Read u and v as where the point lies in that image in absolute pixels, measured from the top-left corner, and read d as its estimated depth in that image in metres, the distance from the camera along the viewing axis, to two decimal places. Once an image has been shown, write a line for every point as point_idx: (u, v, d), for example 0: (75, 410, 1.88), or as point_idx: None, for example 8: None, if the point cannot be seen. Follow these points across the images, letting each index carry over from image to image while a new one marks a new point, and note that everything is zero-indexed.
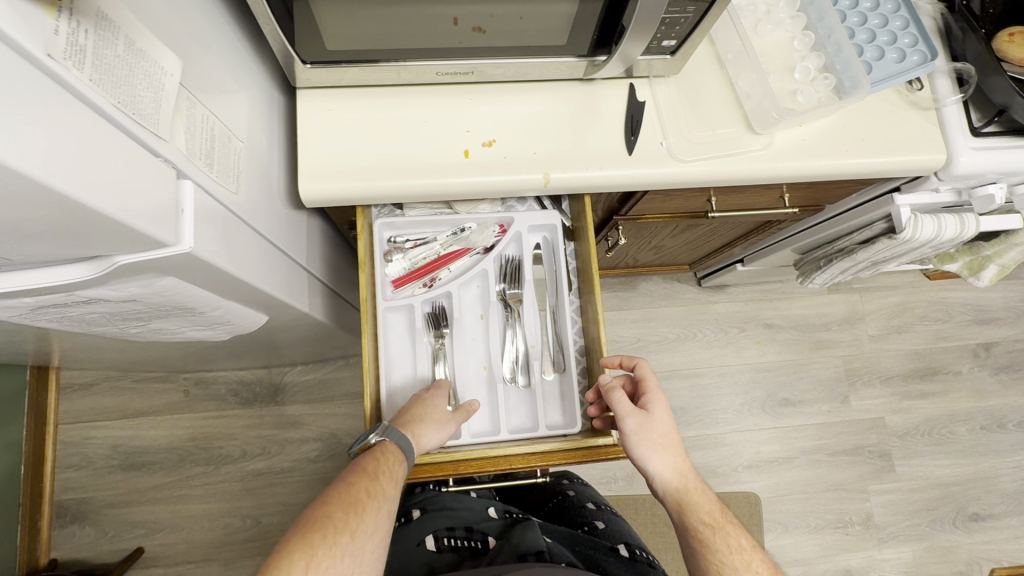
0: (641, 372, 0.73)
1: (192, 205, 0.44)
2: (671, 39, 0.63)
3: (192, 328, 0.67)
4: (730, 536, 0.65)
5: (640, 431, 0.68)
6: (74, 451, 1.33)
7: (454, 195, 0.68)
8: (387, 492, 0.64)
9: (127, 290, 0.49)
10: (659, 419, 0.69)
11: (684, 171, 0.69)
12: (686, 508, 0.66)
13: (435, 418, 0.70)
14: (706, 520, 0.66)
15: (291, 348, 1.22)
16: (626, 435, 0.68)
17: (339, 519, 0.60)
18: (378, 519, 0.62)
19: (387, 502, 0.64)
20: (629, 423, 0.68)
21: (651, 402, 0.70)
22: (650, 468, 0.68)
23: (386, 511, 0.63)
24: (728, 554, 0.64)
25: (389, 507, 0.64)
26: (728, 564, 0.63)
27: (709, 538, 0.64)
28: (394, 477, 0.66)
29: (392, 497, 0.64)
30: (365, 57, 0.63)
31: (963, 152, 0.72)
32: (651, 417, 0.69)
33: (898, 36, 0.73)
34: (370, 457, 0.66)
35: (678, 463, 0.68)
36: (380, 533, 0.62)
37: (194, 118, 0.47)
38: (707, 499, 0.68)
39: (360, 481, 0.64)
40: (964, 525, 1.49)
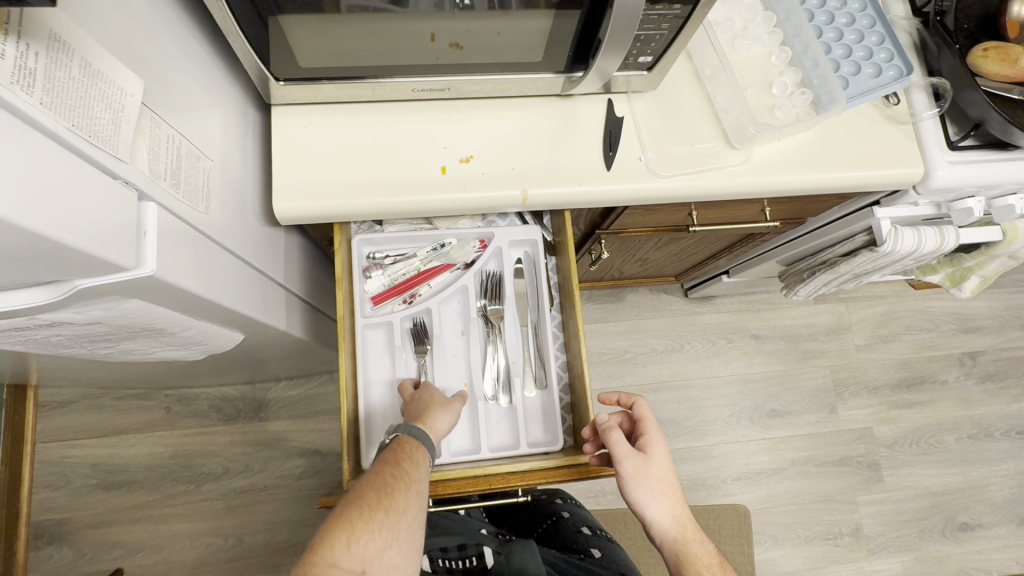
0: (641, 410, 0.70)
1: (155, 227, 0.44)
2: (647, 55, 0.63)
3: (165, 348, 0.65)
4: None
5: (638, 476, 0.66)
6: (51, 470, 1.30)
7: (431, 211, 0.67)
8: (414, 472, 0.62)
9: (91, 313, 0.48)
10: (659, 464, 0.67)
11: (663, 186, 0.69)
12: (684, 559, 0.64)
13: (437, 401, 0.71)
14: (704, 574, 0.63)
15: (274, 364, 1.21)
16: (623, 478, 0.66)
17: (371, 502, 0.58)
18: (411, 498, 0.60)
19: (417, 482, 0.62)
20: (626, 466, 0.65)
21: (651, 444, 0.68)
22: (648, 514, 0.66)
23: (418, 490, 0.61)
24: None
25: (420, 487, 0.62)
26: None
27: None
28: (421, 459, 0.64)
29: (422, 477, 0.62)
30: (339, 74, 0.62)
31: (940, 166, 0.73)
32: (650, 461, 0.67)
33: (874, 52, 0.74)
34: (394, 445, 0.64)
35: (677, 511, 0.66)
36: (415, 511, 0.60)
37: (158, 138, 0.46)
38: (706, 551, 0.65)
39: (388, 465, 0.62)
40: (953, 535, 1.48)
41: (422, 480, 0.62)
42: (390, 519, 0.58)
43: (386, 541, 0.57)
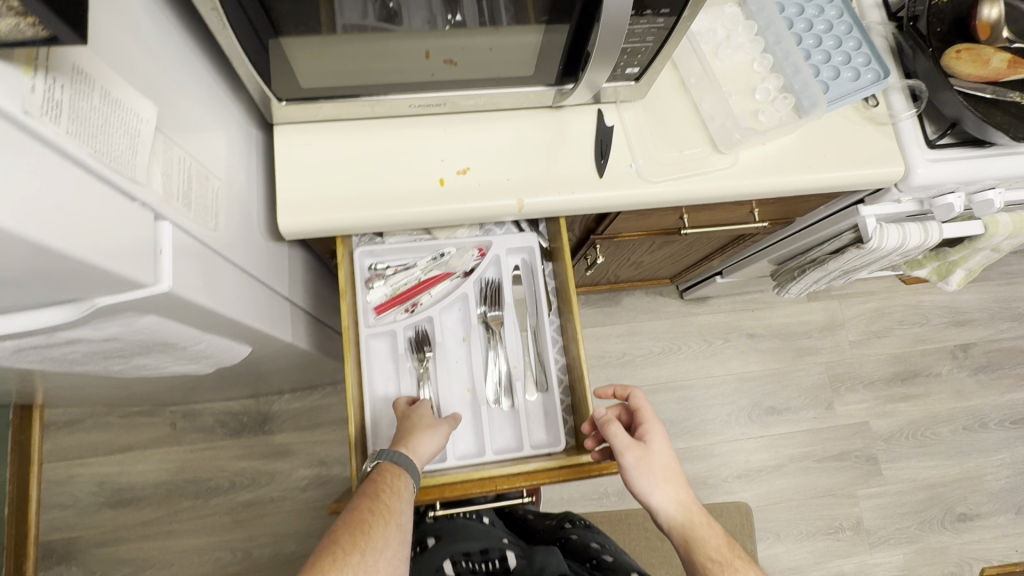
0: (639, 402, 0.73)
1: (170, 245, 0.46)
2: (634, 66, 0.66)
3: (175, 363, 0.67)
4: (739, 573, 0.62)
5: (639, 465, 0.68)
6: (58, 490, 1.31)
7: (431, 222, 0.69)
8: (395, 505, 0.64)
9: (108, 329, 0.50)
10: (659, 451, 0.69)
11: (654, 191, 0.71)
12: (692, 542, 0.65)
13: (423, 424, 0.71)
14: (713, 555, 0.64)
15: (277, 377, 1.22)
16: (625, 467, 0.68)
17: (351, 541, 0.60)
18: (390, 533, 0.62)
19: (398, 516, 0.63)
20: (627, 455, 0.68)
21: (651, 433, 0.70)
22: (653, 502, 0.67)
23: (398, 525, 0.63)
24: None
25: (401, 521, 0.63)
26: None
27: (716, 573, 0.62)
28: (402, 493, 0.65)
29: (403, 510, 0.64)
30: (339, 93, 0.65)
31: (920, 164, 0.76)
32: (650, 449, 0.69)
33: (852, 56, 0.77)
34: (376, 476, 0.66)
35: (681, 495, 0.67)
36: (394, 547, 0.62)
37: (171, 160, 0.48)
38: (714, 533, 0.66)
39: (369, 501, 0.64)
40: (952, 526, 1.50)
41: (403, 515, 0.64)
42: (369, 558, 0.60)
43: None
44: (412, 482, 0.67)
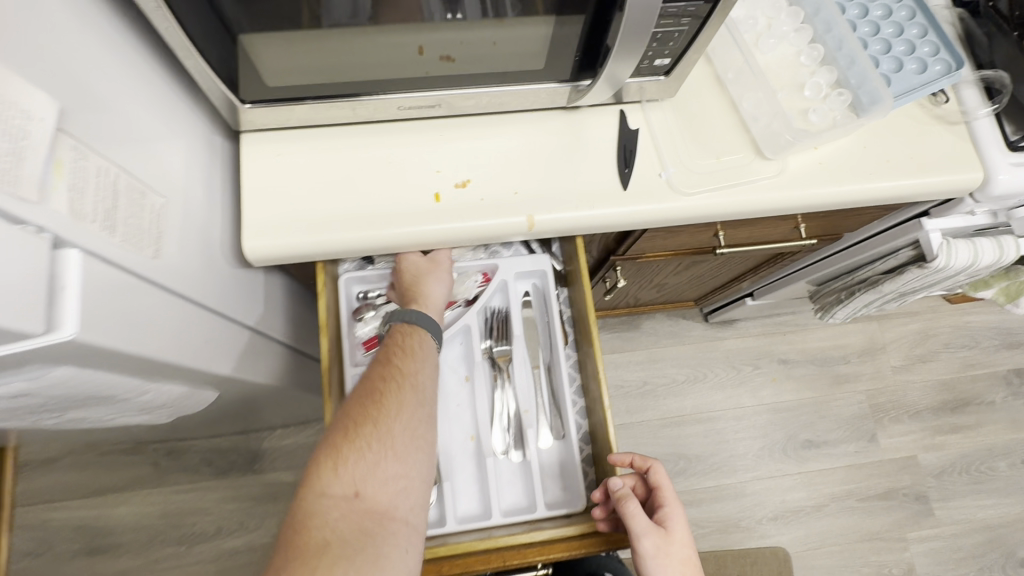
0: (659, 478, 0.62)
1: (77, 280, 0.36)
2: (665, 57, 0.55)
3: (122, 414, 0.57)
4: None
5: (657, 556, 0.57)
6: (32, 536, 1.21)
7: (426, 244, 0.59)
8: (413, 380, 0.59)
9: (12, 384, 0.40)
10: (679, 542, 0.59)
11: (687, 205, 0.60)
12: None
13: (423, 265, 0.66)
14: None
15: (266, 414, 1.12)
16: (638, 555, 0.58)
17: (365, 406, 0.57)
18: (410, 403, 0.58)
19: (417, 386, 0.59)
20: (644, 544, 0.57)
21: (674, 518, 0.60)
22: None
23: (415, 389, 0.59)
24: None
25: (418, 391, 0.59)
26: None
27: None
28: (417, 356, 0.61)
29: (421, 380, 0.60)
30: (315, 93, 0.55)
31: (1001, 169, 0.64)
32: (671, 540, 0.59)
33: (917, 45, 0.66)
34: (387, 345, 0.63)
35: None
36: (413, 421, 0.57)
37: (84, 174, 0.38)
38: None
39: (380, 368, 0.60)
40: (1015, 573, 1.35)
41: (428, 402, 0.60)
42: (385, 420, 0.56)
43: (376, 448, 0.54)
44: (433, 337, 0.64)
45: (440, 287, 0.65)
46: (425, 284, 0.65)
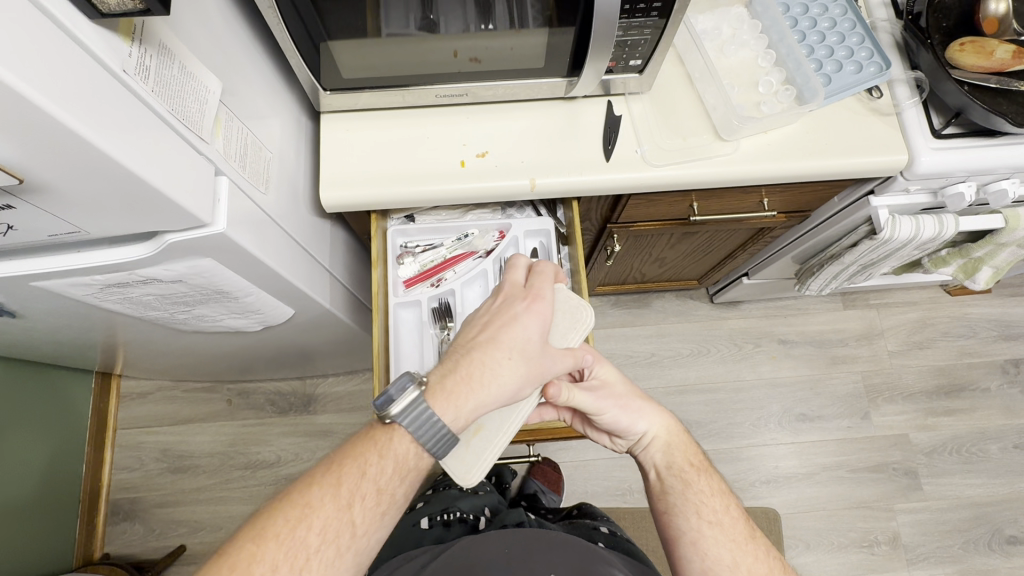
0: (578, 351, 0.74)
1: (226, 196, 0.56)
2: (636, 58, 0.73)
3: (228, 315, 0.78)
4: (711, 482, 0.71)
5: (619, 409, 0.72)
6: (128, 454, 1.46)
7: (454, 199, 0.78)
8: (366, 527, 0.57)
9: (175, 270, 0.61)
10: (619, 383, 0.73)
11: (656, 174, 0.77)
12: (673, 452, 0.73)
13: (523, 353, 0.63)
14: (690, 463, 0.72)
15: (323, 359, 1.33)
16: (600, 416, 0.72)
17: (305, 533, 0.54)
18: (337, 563, 0.55)
19: (355, 542, 0.56)
20: (598, 407, 0.71)
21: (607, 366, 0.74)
22: (631, 424, 0.73)
23: (357, 549, 0.56)
24: (708, 497, 0.70)
25: (361, 547, 0.57)
26: (713, 508, 0.69)
27: (691, 479, 0.71)
28: (402, 471, 0.59)
29: (371, 536, 0.57)
30: (376, 84, 0.74)
31: (923, 152, 0.78)
32: (612, 383, 0.73)
33: (856, 51, 0.81)
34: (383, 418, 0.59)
35: (657, 416, 0.75)
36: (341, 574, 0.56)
37: (231, 130, 0.58)
38: (689, 445, 0.74)
39: (365, 453, 0.58)
40: (1001, 548, 1.42)
41: (371, 549, 0.58)
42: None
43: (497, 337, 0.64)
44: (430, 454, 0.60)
45: (511, 386, 0.62)
46: (500, 368, 0.62)
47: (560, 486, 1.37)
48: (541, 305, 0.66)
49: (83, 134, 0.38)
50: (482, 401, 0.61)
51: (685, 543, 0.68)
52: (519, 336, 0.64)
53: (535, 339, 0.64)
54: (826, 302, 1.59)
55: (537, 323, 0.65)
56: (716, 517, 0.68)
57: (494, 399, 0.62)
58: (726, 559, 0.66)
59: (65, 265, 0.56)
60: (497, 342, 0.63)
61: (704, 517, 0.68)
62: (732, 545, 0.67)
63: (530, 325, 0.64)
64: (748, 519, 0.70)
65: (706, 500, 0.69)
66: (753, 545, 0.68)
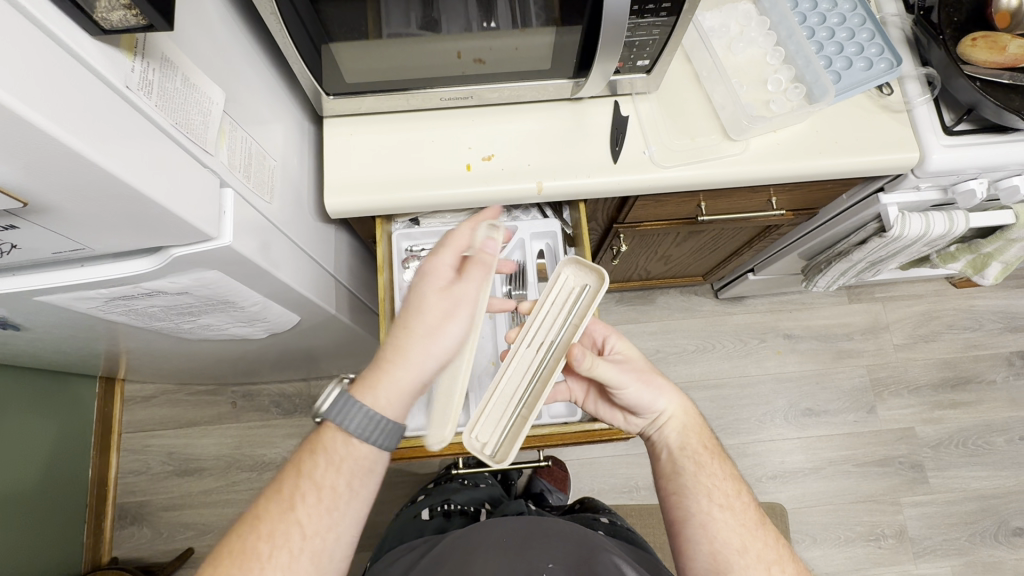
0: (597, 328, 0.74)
1: (232, 208, 0.55)
2: (644, 58, 0.71)
3: (233, 324, 0.77)
4: (725, 467, 0.65)
5: (642, 380, 0.69)
6: (134, 457, 1.46)
7: (461, 203, 0.77)
8: (315, 524, 0.53)
9: (180, 282, 0.60)
10: (641, 361, 0.71)
11: (665, 175, 0.76)
12: (687, 433, 0.68)
13: (454, 344, 0.58)
14: (705, 445, 0.67)
15: (328, 361, 1.33)
16: (620, 390, 0.68)
17: (255, 543, 0.51)
18: (293, 568, 0.51)
19: (309, 544, 0.52)
20: (620, 379, 0.67)
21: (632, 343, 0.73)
22: (648, 401, 0.69)
23: (314, 552, 0.52)
24: (721, 480, 0.64)
25: (318, 549, 0.52)
26: (723, 490, 0.63)
27: (704, 460, 0.66)
28: (340, 462, 0.55)
29: (326, 534, 0.53)
30: (379, 88, 0.73)
31: (935, 149, 0.76)
32: (634, 360, 0.71)
33: (866, 47, 0.80)
34: (321, 420, 0.56)
35: (675, 398, 0.70)
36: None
37: (235, 140, 0.57)
38: (705, 431, 0.69)
39: (304, 454, 0.56)
40: (1007, 540, 1.43)
41: (338, 550, 0.54)
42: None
43: (428, 328, 0.57)
44: (376, 446, 0.55)
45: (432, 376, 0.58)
46: (431, 364, 0.57)
47: (566, 484, 1.37)
48: (475, 272, 0.60)
49: (89, 155, 0.37)
50: (410, 380, 0.56)
51: (694, 525, 0.61)
52: (450, 309, 0.58)
53: (464, 308, 0.59)
54: (831, 296, 1.59)
55: (467, 312, 0.59)
56: (727, 500, 0.62)
57: (421, 377, 0.57)
58: (736, 543, 0.60)
59: (69, 280, 0.55)
60: (427, 336, 0.57)
61: (714, 498, 0.62)
62: (744, 529, 0.60)
63: (461, 315, 0.58)
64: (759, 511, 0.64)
65: (719, 482, 0.64)
66: (766, 535, 0.61)
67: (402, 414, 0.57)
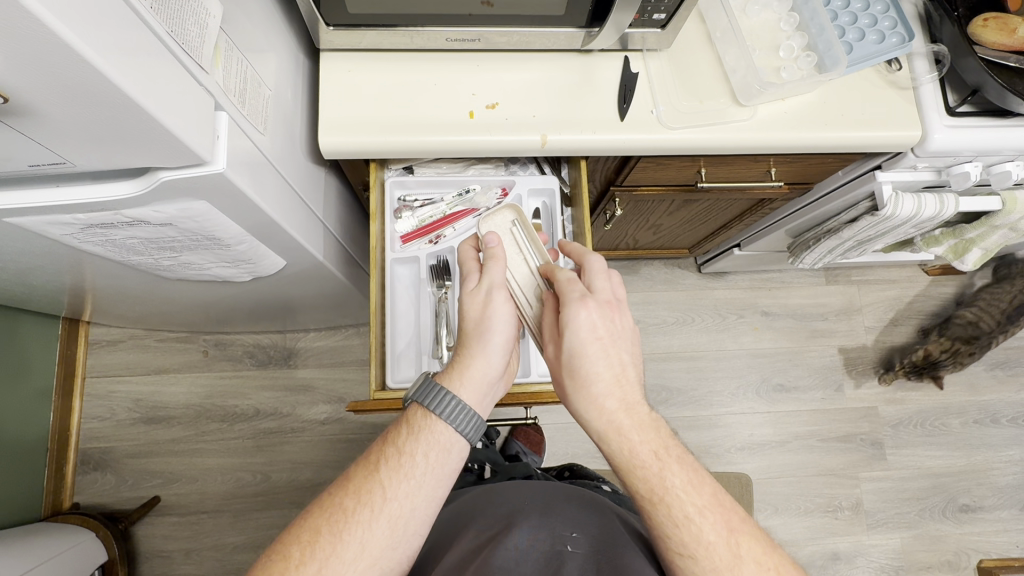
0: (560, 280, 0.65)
1: (226, 132, 0.51)
2: (661, 12, 0.69)
3: (216, 264, 0.74)
4: (681, 501, 0.54)
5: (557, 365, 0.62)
6: (99, 402, 1.41)
7: (460, 151, 0.74)
8: (394, 488, 0.58)
9: (166, 212, 0.56)
10: (577, 351, 0.59)
11: (672, 137, 0.75)
12: (626, 469, 0.57)
13: (503, 322, 0.64)
14: (645, 482, 0.55)
15: (306, 314, 1.30)
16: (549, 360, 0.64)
17: (342, 499, 0.57)
18: (372, 524, 0.56)
19: (387, 506, 0.57)
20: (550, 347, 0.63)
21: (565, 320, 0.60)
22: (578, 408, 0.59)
23: (391, 514, 0.57)
24: (675, 527, 0.54)
25: (394, 513, 0.57)
26: (676, 540, 0.54)
27: (649, 503, 0.55)
28: (420, 434, 0.60)
29: (403, 501, 0.57)
30: (382, 23, 0.69)
31: (937, 130, 0.77)
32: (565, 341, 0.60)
33: (879, 20, 0.80)
34: (410, 403, 0.63)
35: (601, 418, 0.58)
36: (381, 541, 0.56)
37: (230, 61, 0.54)
38: (650, 452, 0.56)
39: (391, 428, 0.62)
40: (954, 516, 1.50)
41: (413, 520, 0.58)
42: (344, 542, 0.55)
43: (478, 318, 0.64)
44: (455, 429, 0.60)
45: (500, 356, 0.64)
46: (494, 347, 0.64)
47: (541, 448, 1.38)
48: (493, 266, 0.66)
49: (77, 49, 0.34)
50: (483, 370, 0.63)
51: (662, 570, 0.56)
52: (484, 302, 0.64)
53: (498, 292, 0.64)
54: (809, 276, 1.62)
55: (504, 295, 0.64)
56: (688, 548, 0.53)
57: (491, 368, 0.63)
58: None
59: (45, 200, 0.51)
60: (482, 328, 0.63)
61: (672, 547, 0.54)
62: (714, 575, 0.52)
63: (500, 300, 0.64)
64: (738, 543, 0.53)
65: (672, 528, 0.54)
66: (742, 570, 0.52)
67: (481, 401, 0.62)
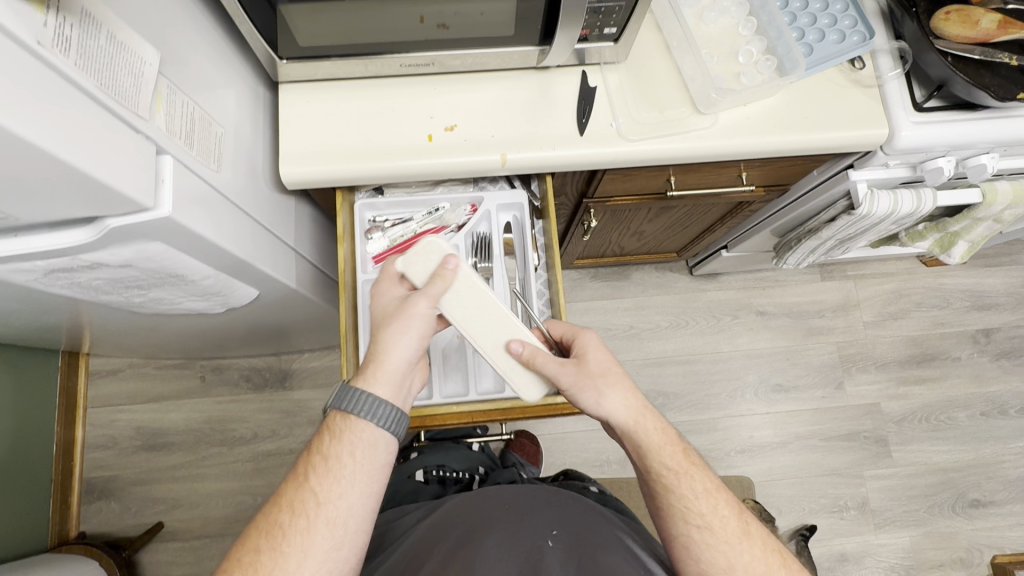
0: (558, 327, 0.73)
1: (170, 176, 0.52)
2: (611, 26, 0.69)
3: (187, 298, 0.75)
4: (697, 482, 0.63)
5: (579, 383, 0.65)
6: (100, 432, 1.44)
7: (421, 174, 0.74)
8: (326, 492, 0.58)
9: (122, 255, 0.57)
10: (600, 362, 0.66)
11: (632, 148, 0.74)
12: (647, 454, 0.64)
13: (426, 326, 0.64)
14: (671, 464, 0.63)
15: (297, 337, 1.31)
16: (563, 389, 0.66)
17: (278, 514, 0.58)
18: (312, 532, 0.57)
19: (322, 510, 0.58)
20: (562, 379, 0.65)
21: (582, 346, 0.68)
22: (601, 413, 0.65)
23: (328, 517, 0.58)
24: (694, 499, 0.62)
25: (332, 515, 0.58)
26: (694, 510, 0.62)
27: (673, 483, 0.63)
28: (344, 436, 0.60)
29: (338, 501, 0.58)
30: (335, 53, 0.69)
31: (904, 126, 0.76)
32: (586, 357, 0.66)
33: (839, 19, 0.79)
34: (331, 409, 0.63)
35: (626, 413, 0.65)
36: (324, 545, 0.57)
37: (174, 104, 0.55)
38: (664, 439, 0.64)
39: (316, 437, 0.62)
40: (964, 511, 1.47)
41: (352, 517, 0.59)
42: (287, 554, 0.56)
43: (399, 325, 0.63)
44: (377, 426, 0.61)
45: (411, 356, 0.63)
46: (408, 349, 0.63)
47: (537, 459, 1.37)
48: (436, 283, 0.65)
49: None
50: (395, 364, 0.62)
51: (677, 549, 0.62)
52: (411, 305, 0.64)
53: (425, 299, 0.64)
54: (805, 273, 1.59)
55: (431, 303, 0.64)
56: (705, 519, 0.62)
57: (405, 361, 0.63)
58: (722, 564, 0.61)
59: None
60: (399, 330, 0.63)
61: (690, 521, 0.62)
62: (727, 547, 0.61)
63: (424, 307, 0.63)
64: (740, 519, 0.63)
65: (688, 504, 0.62)
66: (745, 545, 0.62)
67: (396, 394, 0.63)
